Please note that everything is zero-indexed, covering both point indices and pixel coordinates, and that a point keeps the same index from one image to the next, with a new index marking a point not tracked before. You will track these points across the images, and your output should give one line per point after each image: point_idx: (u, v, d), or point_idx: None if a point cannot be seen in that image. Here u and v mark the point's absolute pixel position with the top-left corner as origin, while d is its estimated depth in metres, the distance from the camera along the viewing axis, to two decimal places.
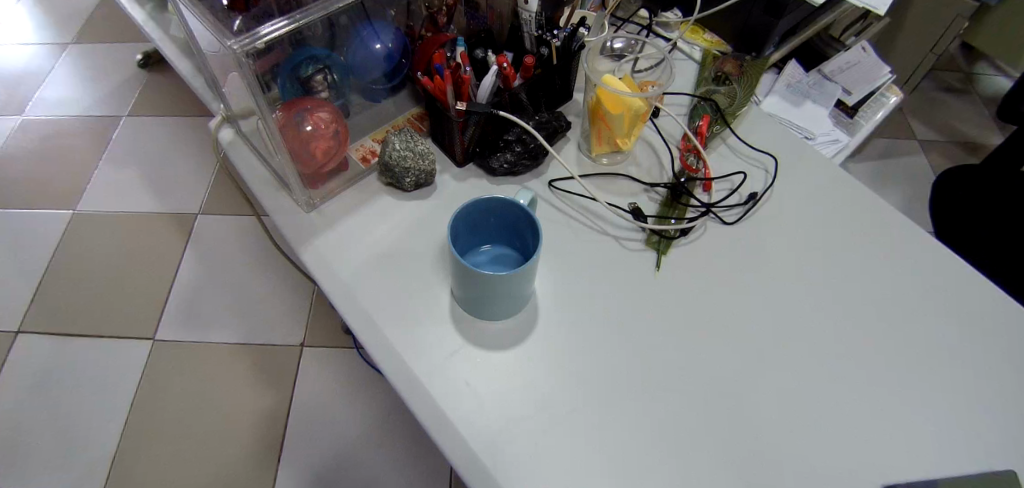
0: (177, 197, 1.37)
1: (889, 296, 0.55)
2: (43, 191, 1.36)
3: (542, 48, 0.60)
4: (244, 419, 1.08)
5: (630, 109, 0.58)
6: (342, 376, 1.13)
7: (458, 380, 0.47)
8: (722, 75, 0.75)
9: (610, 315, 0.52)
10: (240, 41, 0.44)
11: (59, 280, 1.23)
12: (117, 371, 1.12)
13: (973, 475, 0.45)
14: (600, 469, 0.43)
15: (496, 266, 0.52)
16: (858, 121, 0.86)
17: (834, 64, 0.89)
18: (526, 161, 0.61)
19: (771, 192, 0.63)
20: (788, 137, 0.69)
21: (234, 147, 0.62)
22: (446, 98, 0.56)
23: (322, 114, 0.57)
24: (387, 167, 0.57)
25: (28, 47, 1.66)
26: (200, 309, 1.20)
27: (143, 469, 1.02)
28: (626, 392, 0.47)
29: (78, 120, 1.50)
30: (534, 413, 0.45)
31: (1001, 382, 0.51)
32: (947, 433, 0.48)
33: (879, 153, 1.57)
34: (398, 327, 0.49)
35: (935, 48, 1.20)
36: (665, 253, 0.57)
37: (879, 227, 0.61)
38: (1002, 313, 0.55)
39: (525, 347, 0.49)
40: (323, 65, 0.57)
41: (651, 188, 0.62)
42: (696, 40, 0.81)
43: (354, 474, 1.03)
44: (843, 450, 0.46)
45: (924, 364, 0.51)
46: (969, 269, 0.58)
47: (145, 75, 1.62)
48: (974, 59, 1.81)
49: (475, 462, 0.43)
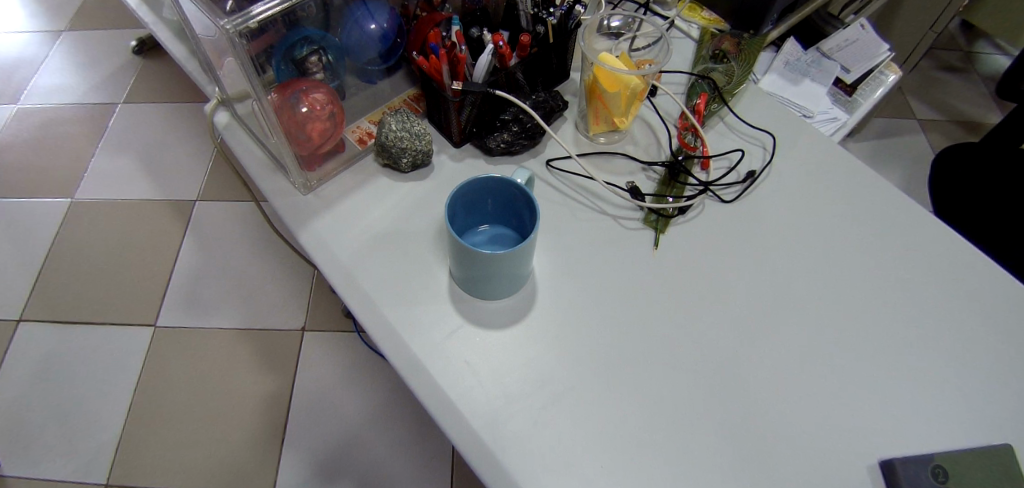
0: (175, 183, 1.36)
1: (884, 271, 0.56)
2: (41, 179, 1.35)
3: (538, 26, 0.59)
4: (246, 403, 1.09)
5: (628, 87, 0.58)
6: (343, 360, 1.14)
7: (458, 359, 0.47)
8: (720, 53, 0.74)
9: (607, 293, 0.52)
10: (232, 20, 0.44)
11: (59, 268, 1.23)
12: (119, 359, 1.13)
13: (971, 448, 0.46)
14: (597, 444, 0.44)
15: (495, 246, 0.52)
16: (856, 100, 0.85)
17: (833, 42, 0.89)
18: (524, 140, 0.61)
19: (770, 169, 0.63)
20: (787, 115, 0.68)
21: (231, 132, 0.62)
22: (443, 78, 0.55)
23: (317, 95, 0.56)
24: (383, 147, 0.57)
25: (21, 35, 1.65)
26: (200, 297, 1.20)
27: (147, 454, 1.03)
28: (624, 370, 0.48)
29: (73, 107, 1.49)
30: (535, 391, 0.46)
31: (996, 357, 0.51)
32: (941, 410, 0.48)
33: (879, 132, 1.57)
34: (397, 307, 0.50)
35: (935, 27, 1.20)
36: (664, 231, 0.57)
37: (879, 208, 0.61)
38: (1000, 292, 0.55)
39: (524, 325, 0.50)
40: (317, 46, 0.57)
41: (649, 167, 0.63)
42: (693, 18, 0.80)
43: (357, 456, 1.04)
44: (835, 425, 0.47)
45: (919, 339, 0.52)
46: (968, 248, 0.58)
47: (140, 62, 1.61)
48: (974, 38, 1.80)
49: (476, 439, 0.43)
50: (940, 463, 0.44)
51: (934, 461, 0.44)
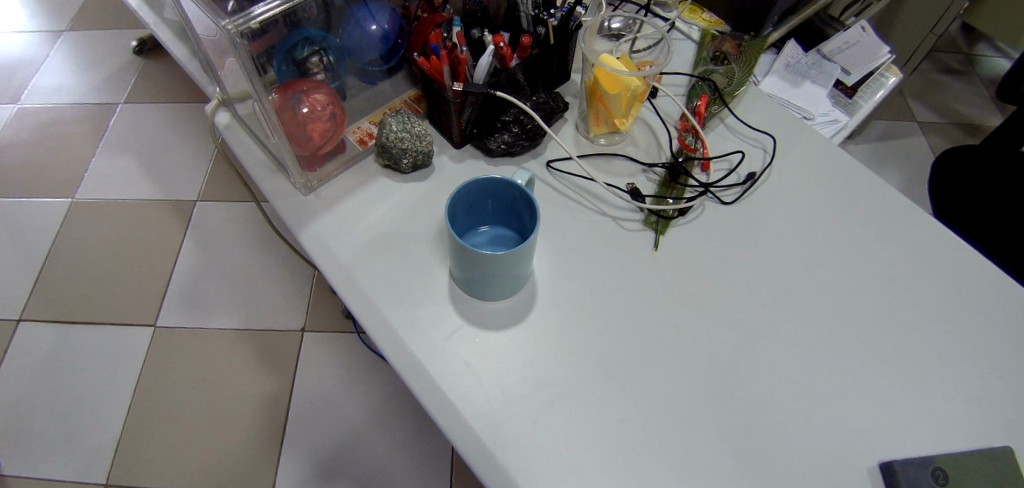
0: (175, 183, 1.36)
1: (885, 274, 0.56)
2: (41, 179, 1.35)
3: (539, 27, 0.59)
4: (246, 404, 1.09)
5: (629, 89, 0.58)
6: (343, 360, 1.14)
7: (458, 360, 0.47)
8: (721, 55, 0.74)
9: (606, 295, 0.52)
10: (234, 20, 0.44)
11: (59, 268, 1.23)
12: (118, 359, 1.13)
13: (971, 451, 0.46)
14: (597, 445, 0.44)
15: (495, 247, 0.52)
16: (856, 102, 0.85)
17: (833, 44, 0.88)
18: (524, 141, 0.61)
19: (770, 171, 0.63)
20: (787, 117, 0.69)
21: (232, 133, 0.62)
22: (443, 79, 0.55)
23: (318, 96, 0.56)
24: (384, 148, 0.57)
25: (22, 35, 1.65)
26: (200, 298, 1.20)
27: (146, 454, 1.03)
28: (624, 372, 0.48)
29: (74, 108, 1.49)
30: (534, 392, 0.46)
31: (996, 360, 0.51)
32: (941, 413, 0.48)
33: (879, 134, 1.57)
34: (397, 308, 0.50)
35: (935, 29, 1.20)
36: (664, 233, 0.57)
37: (880, 211, 0.61)
38: (1000, 295, 0.55)
39: (524, 325, 0.50)
40: (318, 47, 0.57)
41: (649, 169, 0.63)
42: (694, 19, 0.80)
43: (357, 457, 1.04)
44: (835, 428, 0.46)
45: (919, 341, 0.52)
46: (968, 251, 0.58)
47: (141, 62, 1.61)
48: (974, 41, 1.80)
49: (475, 440, 0.43)
50: (940, 465, 0.44)
51: (934, 464, 0.44)
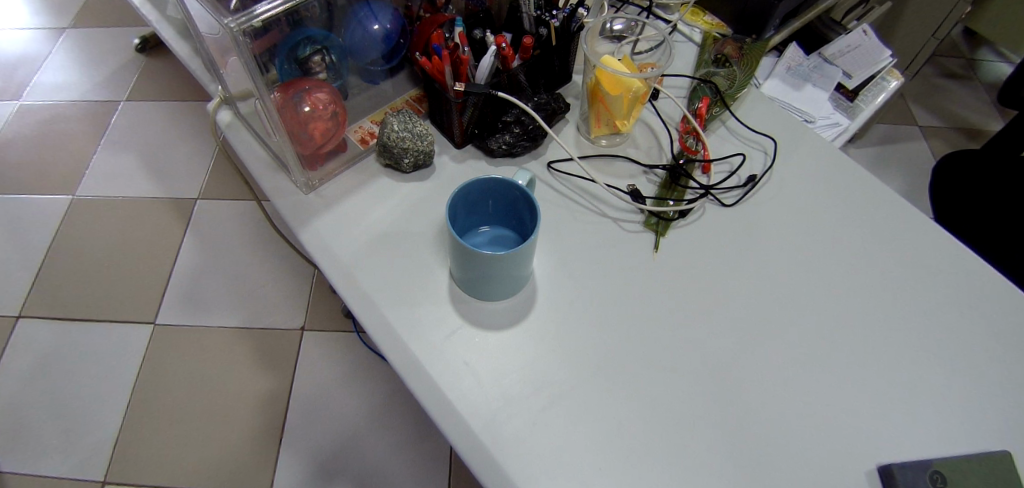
0: (176, 181, 1.36)
1: (885, 278, 0.56)
2: (42, 176, 1.36)
3: (541, 28, 0.59)
4: (245, 402, 1.09)
5: (630, 90, 0.58)
6: (342, 359, 1.14)
7: (458, 360, 0.47)
8: (722, 57, 0.75)
9: (607, 296, 0.52)
10: (236, 18, 0.44)
11: (59, 265, 1.23)
12: (117, 356, 1.13)
13: (970, 455, 0.46)
14: (596, 446, 0.44)
15: (496, 247, 0.52)
16: (857, 106, 0.85)
17: (834, 47, 0.89)
18: (526, 142, 0.61)
19: (771, 173, 0.63)
20: (788, 120, 0.69)
21: (233, 131, 0.62)
22: (445, 79, 0.55)
23: (320, 95, 0.56)
24: (385, 147, 0.57)
25: (25, 32, 1.65)
26: (199, 296, 1.20)
27: (145, 452, 1.03)
28: (623, 373, 0.48)
29: (76, 105, 1.49)
30: (534, 392, 0.46)
31: (995, 365, 0.51)
32: (939, 416, 0.48)
33: (880, 138, 1.57)
34: (397, 307, 0.50)
35: (937, 32, 1.19)
36: (664, 234, 0.57)
37: (880, 214, 0.61)
38: (1001, 299, 0.55)
39: (523, 326, 0.50)
40: (320, 46, 0.57)
41: (650, 171, 0.63)
42: (696, 22, 0.80)
43: (355, 456, 1.04)
44: (834, 431, 0.46)
45: (919, 345, 0.52)
46: (968, 256, 0.58)
47: (143, 60, 1.61)
48: (975, 45, 1.80)
49: (475, 440, 0.43)
50: (938, 469, 0.44)
51: (932, 468, 0.44)
